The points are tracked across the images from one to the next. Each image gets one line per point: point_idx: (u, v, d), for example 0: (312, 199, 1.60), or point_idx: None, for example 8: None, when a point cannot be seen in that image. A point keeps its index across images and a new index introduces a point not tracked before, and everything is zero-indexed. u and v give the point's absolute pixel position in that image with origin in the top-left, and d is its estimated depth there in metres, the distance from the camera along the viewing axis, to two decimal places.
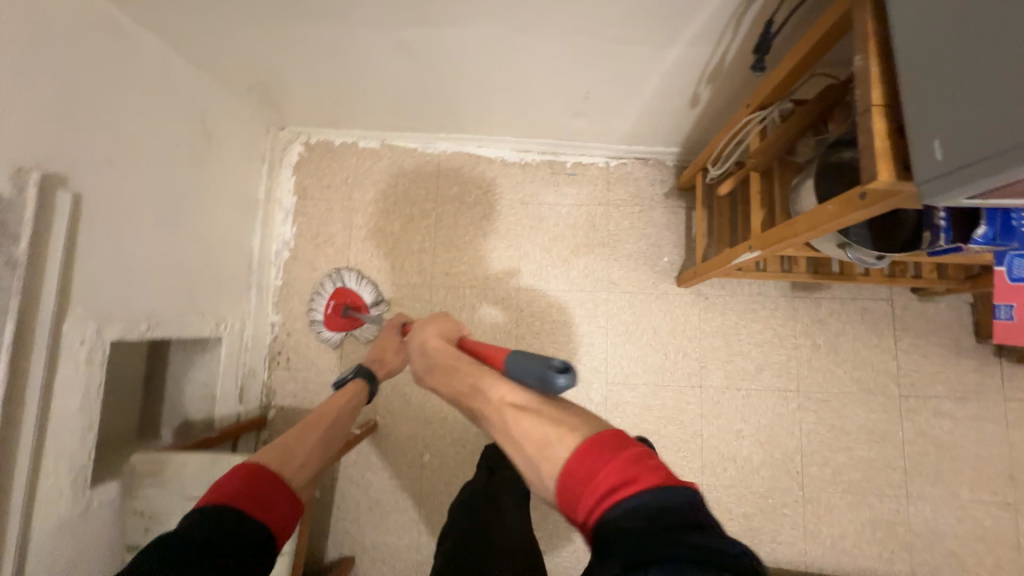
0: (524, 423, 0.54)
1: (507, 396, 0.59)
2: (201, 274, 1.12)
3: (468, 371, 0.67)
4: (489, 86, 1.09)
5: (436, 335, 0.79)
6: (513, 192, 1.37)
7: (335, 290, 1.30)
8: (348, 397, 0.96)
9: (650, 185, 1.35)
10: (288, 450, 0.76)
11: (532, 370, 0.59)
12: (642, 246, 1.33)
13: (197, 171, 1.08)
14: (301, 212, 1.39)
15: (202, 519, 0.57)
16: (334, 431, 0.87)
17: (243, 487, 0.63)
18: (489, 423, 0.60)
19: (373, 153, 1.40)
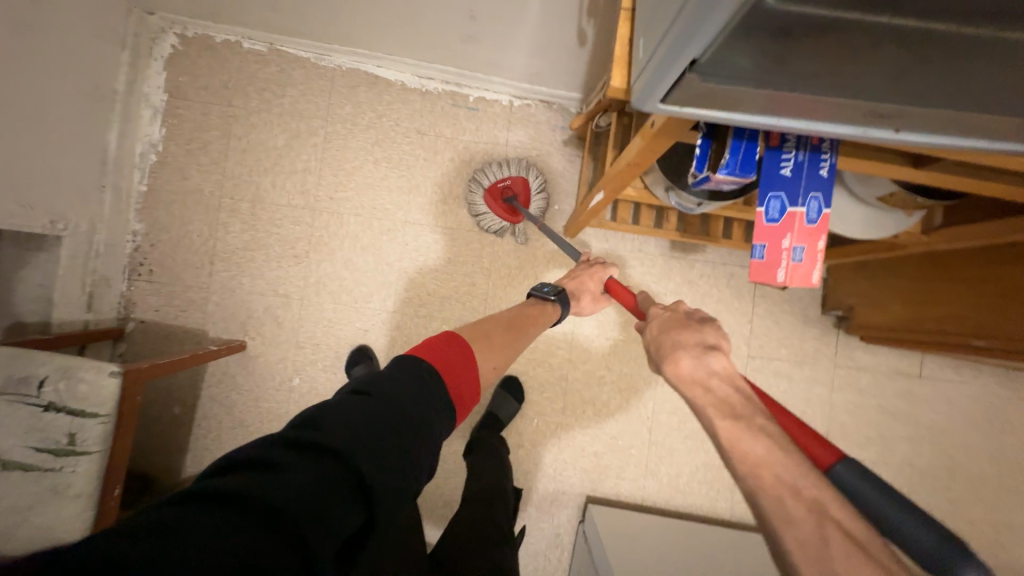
0: (857, 573, 0.39)
1: (844, 522, 0.43)
2: (35, 161, 1.00)
3: (747, 414, 0.52)
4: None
5: (685, 331, 0.63)
6: (410, 120, 1.31)
7: (519, 178, 1.24)
8: (544, 314, 0.96)
9: (549, 130, 1.33)
10: (492, 342, 0.80)
11: (933, 541, 0.44)
12: (533, 192, 1.32)
13: (25, 37, 0.92)
14: (173, 112, 1.26)
15: (398, 401, 0.54)
16: (530, 335, 0.90)
17: (448, 355, 0.68)
18: (768, 500, 0.45)
19: (259, 57, 1.28)
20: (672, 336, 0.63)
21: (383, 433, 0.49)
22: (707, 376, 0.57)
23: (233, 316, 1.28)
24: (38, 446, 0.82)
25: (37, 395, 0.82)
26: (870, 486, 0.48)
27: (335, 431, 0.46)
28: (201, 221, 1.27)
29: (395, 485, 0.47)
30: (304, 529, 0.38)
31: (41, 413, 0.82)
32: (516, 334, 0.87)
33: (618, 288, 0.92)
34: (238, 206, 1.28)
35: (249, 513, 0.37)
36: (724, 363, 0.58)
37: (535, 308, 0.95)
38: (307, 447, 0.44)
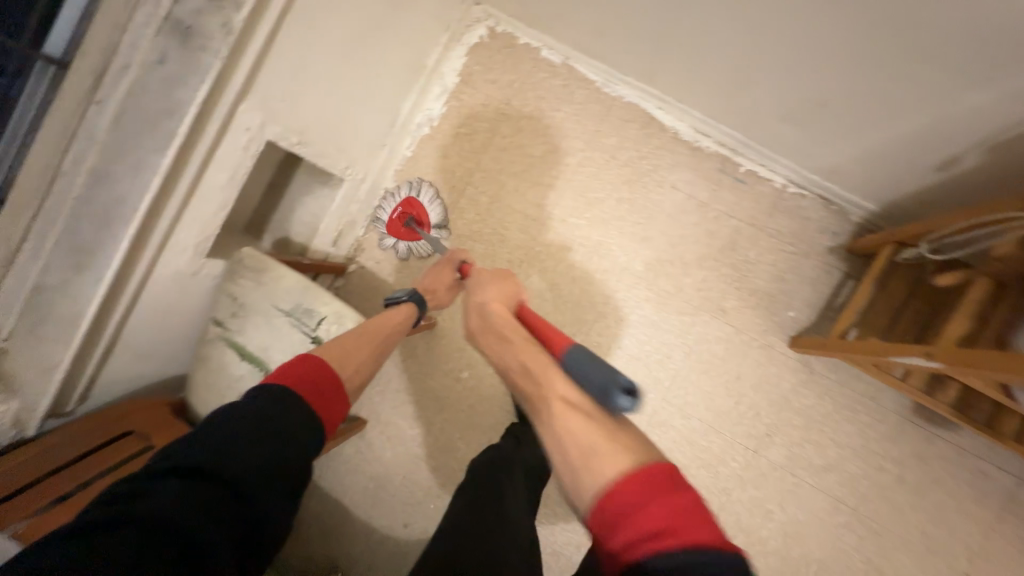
0: (580, 435, 0.60)
1: (562, 396, 0.65)
2: (356, 115, 1.13)
3: (536, 360, 0.72)
4: (718, 53, 0.94)
5: (496, 302, 0.88)
6: (670, 171, 1.25)
7: (406, 199, 1.30)
8: (395, 321, 0.95)
9: (818, 230, 1.18)
10: (349, 351, 0.81)
11: (598, 380, 0.65)
12: (770, 288, 1.19)
13: (395, 12, 1.04)
14: (457, 95, 1.35)
15: (261, 401, 0.65)
16: (388, 344, 0.91)
17: (307, 373, 0.71)
18: (535, 400, 0.69)
19: (551, 67, 1.31)
20: (476, 294, 0.93)
21: (230, 426, 0.62)
22: (501, 330, 0.82)
23: None
24: None
25: (313, 328, 0.92)
26: (582, 372, 0.67)
27: (192, 452, 0.59)
28: (442, 200, 1.36)
29: (269, 446, 0.61)
30: (192, 508, 0.54)
31: (310, 345, 0.92)
32: (378, 339, 0.88)
33: (533, 320, 0.85)
34: (478, 197, 1.34)
35: (132, 530, 0.51)
36: (496, 304, 0.87)
37: (393, 313, 0.96)
38: (176, 471, 0.57)
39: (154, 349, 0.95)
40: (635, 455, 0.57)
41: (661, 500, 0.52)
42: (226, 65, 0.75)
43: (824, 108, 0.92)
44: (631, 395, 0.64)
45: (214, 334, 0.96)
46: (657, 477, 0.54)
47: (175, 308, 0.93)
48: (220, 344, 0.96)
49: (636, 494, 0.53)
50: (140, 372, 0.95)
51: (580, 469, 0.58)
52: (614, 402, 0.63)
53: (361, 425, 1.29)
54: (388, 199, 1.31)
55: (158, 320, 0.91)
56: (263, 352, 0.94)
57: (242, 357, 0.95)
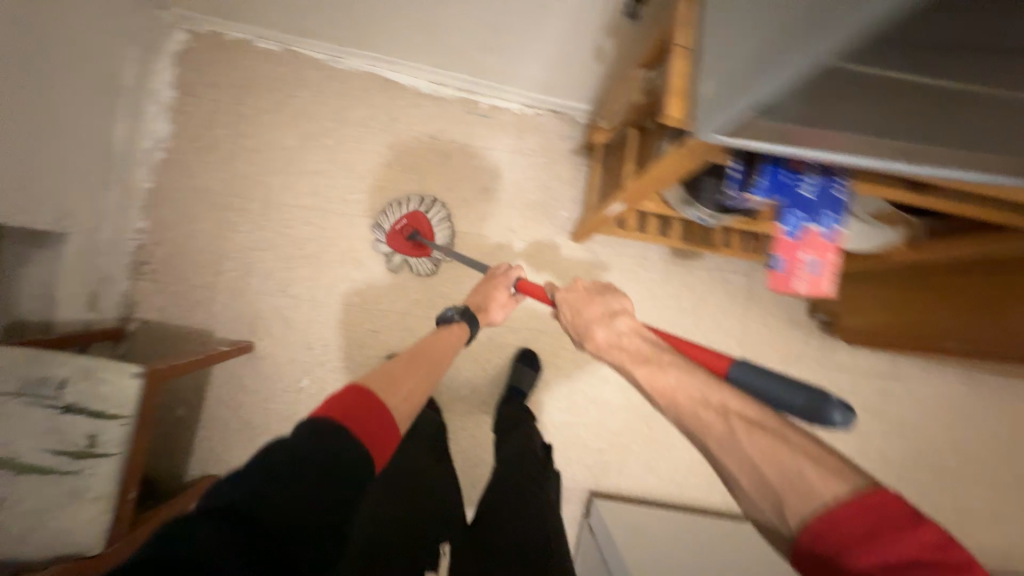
0: (759, 442, 0.55)
1: (741, 414, 0.59)
2: (46, 156, 0.98)
3: (657, 356, 0.72)
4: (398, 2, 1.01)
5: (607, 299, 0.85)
6: (424, 125, 1.33)
7: (412, 213, 1.26)
8: (452, 339, 0.98)
9: (559, 139, 1.37)
10: (395, 384, 0.76)
11: (798, 397, 0.65)
12: (542, 199, 1.36)
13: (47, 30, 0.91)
14: (182, 109, 1.24)
15: (312, 439, 0.55)
16: (442, 362, 0.91)
17: (354, 404, 0.61)
18: (688, 418, 0.62)
19: (272, 56, 1.27)
20: (583, 314, 0.85)
21: (326, 456, 0.54)
22: (617, 339, 0.79)
23: (241, 316, 1.27)
24: (57, 449, 0.80)
25: (60, 397, 0.81)
26: (769, 389, 0.67)
27: (232, 491, 0.50)
28: (209, 221, 1.26)
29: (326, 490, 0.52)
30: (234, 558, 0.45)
31: (61, 415, 0.80)
32: (425, 363, 0.86)
33: (532, 288, 1.02)
34: (248, 205, 1.27)
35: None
36: (630, 324, 0.80)
37: (442, 335, 0.98)
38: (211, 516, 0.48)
39: None
40: (841, 476, 0.50)
41: (904, 536, 0.44)
42: None
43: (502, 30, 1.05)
44: (843, 410, 0.64)
45: None
46: (900, 513, 0.45)
47: None
48: None
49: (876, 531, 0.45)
50: None
51: (783, 497, 0.51)
52: (829, 418, 0.63)
53: (208, 482, 1.21)
54: (390, 212, 1.25)
55: None
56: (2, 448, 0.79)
57: None
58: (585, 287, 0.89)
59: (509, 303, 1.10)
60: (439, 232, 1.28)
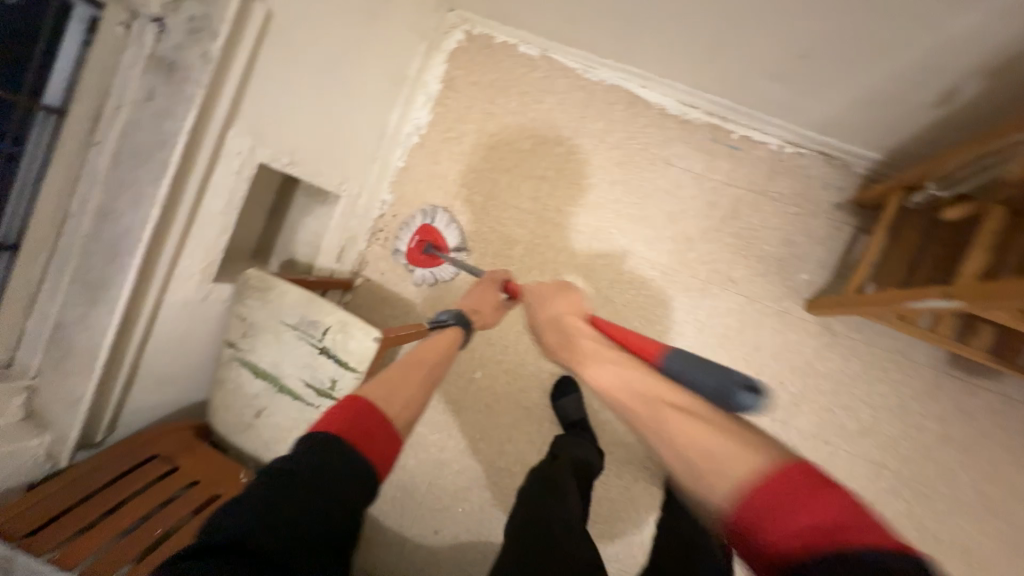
0: (682, 429, 0.47)
1: (675, 404, 0.50)
2: (343, 131, 1.15)
3: (596, 352, 0.63)
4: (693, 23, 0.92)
5: (571, 313, 0.76)
6: (661, 148, 1.23)
7: (422, 227, 1.31)
8: (443, 342, 0.87)
9: (822, 187, 1.14)
10: (398, 385, 0.69)
11: (710, 381, 0.58)
12: (780, 253, 1.16)
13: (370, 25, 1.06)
14: (441, 101, 1.37)
15: (307, 455, 0.54)
16: (438, 364, 0.81)
17: (354, 419, 0.59)
18: (621, 406, 0.54)
19: (530, 61, 1.31)
20: (545, 307, 0.79)
21: (325, 478, 0.53)
22: (560, 320, 0.75)
23: (441, 297, 1.37)
24: (308, 382, 0.95)
25: (320, 339, 0.94)
26: (701, 383, 0.59)
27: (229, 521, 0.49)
28: (438, 206, 1.37)
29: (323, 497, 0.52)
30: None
31: (317, 355, 0.94)
32: (422, 368, 0.76)
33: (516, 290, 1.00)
34: (473, 198, 1.34)
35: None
36: (572, 317, 0.75)
37: (433, 338, 0.86)
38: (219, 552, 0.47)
39: (174, 376, 0.99)
40: (750, 446, 0.43)
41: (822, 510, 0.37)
42: (210, 94, 0.77)
43: (808, 62, 0.89)
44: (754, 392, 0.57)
45: (227, 356, 0.99)
46: (792, 475, 0.40)
47: (189, 334, 0.97)
48: (235, 364, 0.98)
49: (794, 501, 0.38)
50: (163, 397, 0.99)
51: (704, 476, 0.43)
52: (737, 401, 0.57)
53: None
54: (406, 228, 1.33)
55: (175, 347, 0.95)
56: (275, 368, 0.96)
57: (256, 375, 0.97)
58: (545, 287, 0.84)
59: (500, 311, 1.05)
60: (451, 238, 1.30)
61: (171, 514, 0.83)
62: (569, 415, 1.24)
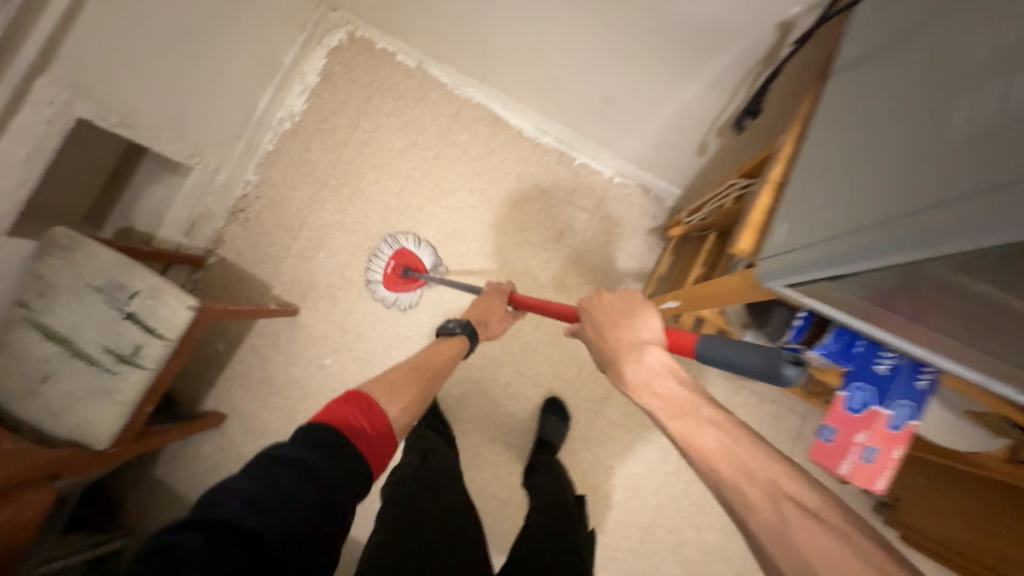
0: (811, 538, 0.53)
1: (778, 483, 0.58)
2: (197, 102, 1.15)
3: (694, 409, 0.67)
4: (531, 49, 1.09)
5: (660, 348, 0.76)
6: (516, 165, 1.38)
7: (399, 251, 1.30)
8: (451, 349, 1.05)
9: (639, 214, 1.36)
10: (398, 392, 0.86)
11: (756, 361, 0.68)
12: (605, 266, 1.35)
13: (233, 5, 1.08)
14: (318, 93, 1.41)
15: (307, 445, 0.63)
16: (438, 378, 0.98)
17: (349, 413, 0.71)
18: (727, 487, 0.60)
19: (407, 69, 1.41)
20: (613, 332, 0.79)
21: (329, 473, 0.62)
22: (637, 348, 0.75)
23: (299, 282, 1.38)
24: (108, 346, 0.90)
25: (127, 303, 0.91)
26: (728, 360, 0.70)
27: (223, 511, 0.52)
28: (305, 192, 1.39)
29: (333, 511, 0.60)
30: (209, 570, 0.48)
31: (123, 320, 0.90)
32: (424, 374, 0.95)
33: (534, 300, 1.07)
34: (341, 188, 1.39)
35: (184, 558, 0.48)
36: (661, 358, 0.73)
37: (440, 348, 1.05)
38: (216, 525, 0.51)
39: None
40: None
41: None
42: (11, 35, 0.75)
43: (614, 100, 1.08)
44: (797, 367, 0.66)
45: (17, 317, 0.91)
46: None
47: None
48: (25, 326, 0.91)
49: None
50: None
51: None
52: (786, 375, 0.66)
53: (217, 420, 1.30)
54: (379, 256, 1.30)
55: None
56: (72, 331, 0.91)
57: (49, 338, 0.90)
58: (611, 301, 0.83)
59: (507, 320, 1.19)
60: (428, 259, 1.32)
61: None
62: None
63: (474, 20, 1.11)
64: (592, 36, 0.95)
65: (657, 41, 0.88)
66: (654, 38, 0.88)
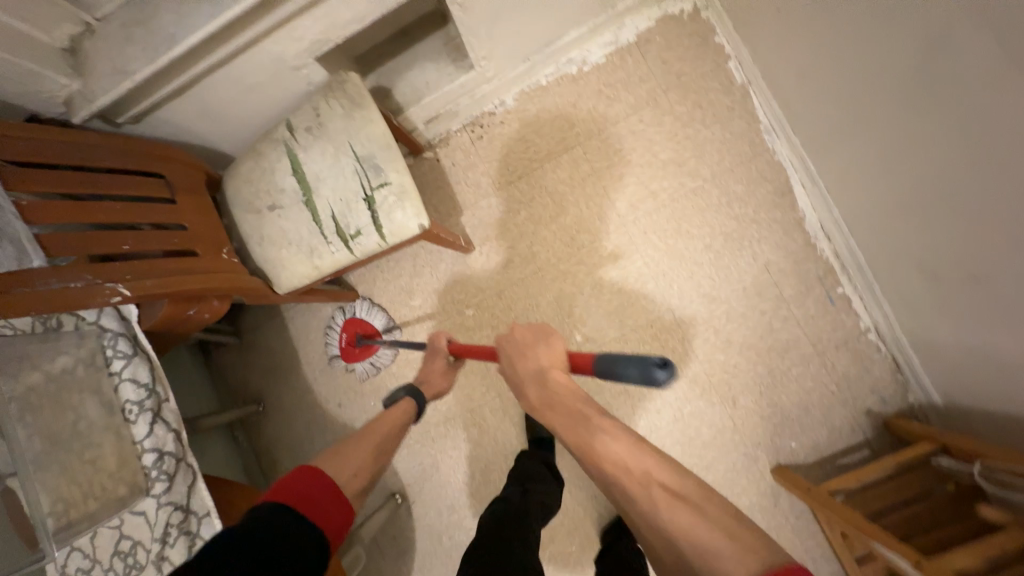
0: (677, 518, 0.53)
1: (662, 483, 0.57)
2: (522, 11, 1.04)
3: (584, 417, 0.69)
4: (929, 165, 0.78)
5: (557, 369, 0.76)
6: (771, 249, 1.16)
7: (348, 322, 1.32)
8: (399, 414, 0.95)
9: (867, 386, 1.11)
10: (346, 457, 0.79)
11: (629, 369, 0.67)
12: (790, 411, 1.14)
13: None
14: (623, 54, 1.24)
15: (263, 518, 0.63)
16: (398, 421, 0.93)
17: (298, 487, 0.68)
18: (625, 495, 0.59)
19: (728, 81, 1.19)
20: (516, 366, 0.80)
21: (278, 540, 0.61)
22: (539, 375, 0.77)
23: (485, 225, 1.29)
24: (335, 216, 0.88)
25: (372, 187, 0.87)
26: (608, 373, 0.70)
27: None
28: (546, 145, 1.27)
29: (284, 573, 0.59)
30: None
31: (360, 200, 0.87)
32: (378, 433, 0.88)
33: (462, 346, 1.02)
34: (580, 162, 1.25)
35: None
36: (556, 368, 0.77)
37: (393, 411, 0.95)
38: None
39: (221, 113, 0.90)
40: (758, 553, 0.48)
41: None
42: None
43: (993, 288, 0.77)
44: (668, 366, 0.65)
45: (279, 135, 0.92)
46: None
47: (260, 86, 0.89)
48: (279, 148, 0.91)
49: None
50: (198, 126, 0.91)
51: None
52: (657, 378, 0.65)
53: (350, 298, 1.32)
54: (332, 329, 1.34)
55: (241, 87, 0.87)
56: (315, 180, 0.89)
57: (293, 173, 0.90)
58: (523, 332, 0.83)
59: (450, 373, 1.10)
60: (378, 323, 1.31)
61: (145, 241, 0.73)
62: (537, 431, 1.19)
63: (877, 87, 0.81)
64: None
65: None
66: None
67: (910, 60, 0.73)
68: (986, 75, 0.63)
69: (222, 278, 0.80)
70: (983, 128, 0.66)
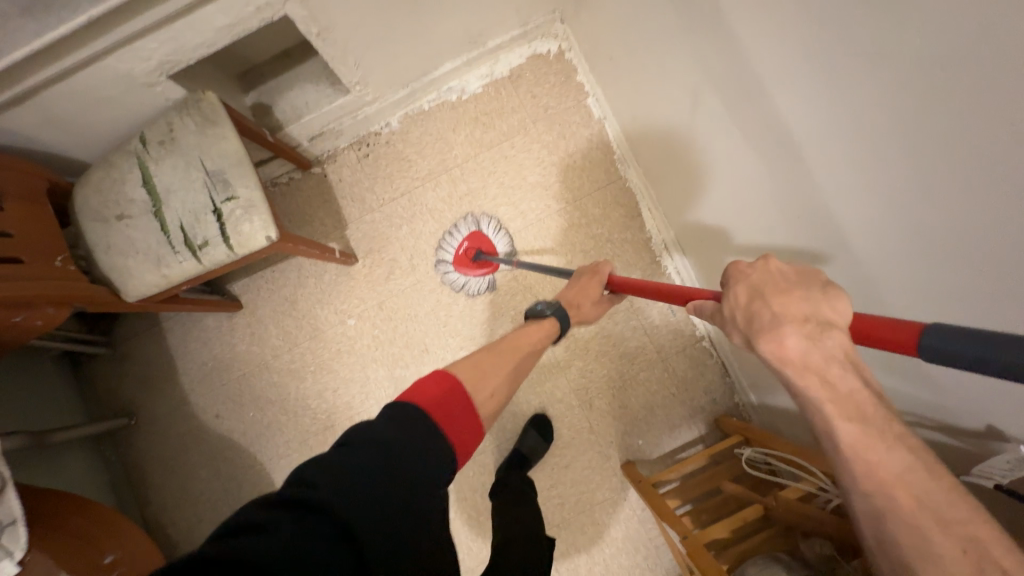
0: None
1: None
2: (392, 44, 1.13)
3: (875, 415, 0.46)
4: (719, 202, 0.99)
5: (836, 333, 0.50)
6: (623, 267, 1.30)
7: (474, 233, 1.27)
8: (543, 330, 0.92)
9: (702, 387, 1.26)
10: (484, 371, 0.74)
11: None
12: (638, 412, 1.26)
13: None
14: (498, 86, 1.36)
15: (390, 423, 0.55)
16: (525, 352, 0.85)
17: (441, 393, 0.62)
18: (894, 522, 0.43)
19: (588, 115, 1.34)
20: (767, 304, 0.54)
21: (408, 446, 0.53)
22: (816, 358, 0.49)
23: (370, 239, 1.36)
24: (184, 227, 0.91)
25: (220, 202, 0.91)
26: (966, 363, 0.41)
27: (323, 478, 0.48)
28: (427, 166, 1.36)
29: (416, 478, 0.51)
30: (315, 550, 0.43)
31: (208, 212, 0.91)
32: (513, 352, 0.83)
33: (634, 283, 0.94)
34: (459, 183, 1.35)
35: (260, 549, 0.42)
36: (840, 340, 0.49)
37: (534, 327, 0.91)
38: (295, 503, 0.46)
39: (68, 122, 0.92)
40: None
41: None
42: None
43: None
44: None
45: (131, 148, 0.94)
46: None
47: (108, 100, 0.91)
48: (131, 160, 0.94)
49: None
50: (43, 132, 0.92)
51: None
52: None
53: (232, 308, 1.33)
54: (451, 236, 1.28)
55: (86, 100, 0.89)
56: (165, 192, 0.92)
57: (143, 185, 0.93)
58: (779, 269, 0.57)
59: (602, 306, 1.05)
60: (501, 244, 1.28)
61: None
62: None
63: (680, 139, 1.02)
64: (814, 245, 0.76)
65: (836, 287, 0.75)
66: (834, 287, 0.75)
67: (692, 121, 0.94)
68: (729, 132, 0.84)
69: (60, 286, 0.83)
70: (739, 170, 0.87)
